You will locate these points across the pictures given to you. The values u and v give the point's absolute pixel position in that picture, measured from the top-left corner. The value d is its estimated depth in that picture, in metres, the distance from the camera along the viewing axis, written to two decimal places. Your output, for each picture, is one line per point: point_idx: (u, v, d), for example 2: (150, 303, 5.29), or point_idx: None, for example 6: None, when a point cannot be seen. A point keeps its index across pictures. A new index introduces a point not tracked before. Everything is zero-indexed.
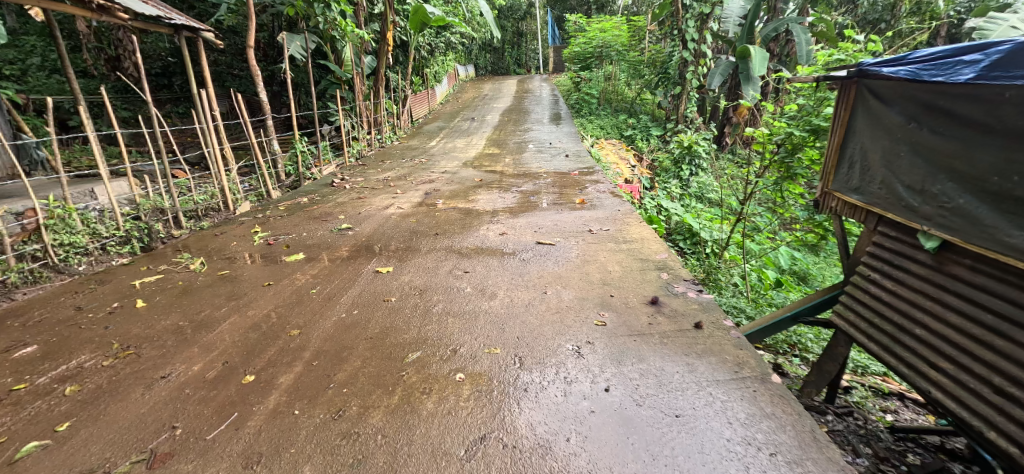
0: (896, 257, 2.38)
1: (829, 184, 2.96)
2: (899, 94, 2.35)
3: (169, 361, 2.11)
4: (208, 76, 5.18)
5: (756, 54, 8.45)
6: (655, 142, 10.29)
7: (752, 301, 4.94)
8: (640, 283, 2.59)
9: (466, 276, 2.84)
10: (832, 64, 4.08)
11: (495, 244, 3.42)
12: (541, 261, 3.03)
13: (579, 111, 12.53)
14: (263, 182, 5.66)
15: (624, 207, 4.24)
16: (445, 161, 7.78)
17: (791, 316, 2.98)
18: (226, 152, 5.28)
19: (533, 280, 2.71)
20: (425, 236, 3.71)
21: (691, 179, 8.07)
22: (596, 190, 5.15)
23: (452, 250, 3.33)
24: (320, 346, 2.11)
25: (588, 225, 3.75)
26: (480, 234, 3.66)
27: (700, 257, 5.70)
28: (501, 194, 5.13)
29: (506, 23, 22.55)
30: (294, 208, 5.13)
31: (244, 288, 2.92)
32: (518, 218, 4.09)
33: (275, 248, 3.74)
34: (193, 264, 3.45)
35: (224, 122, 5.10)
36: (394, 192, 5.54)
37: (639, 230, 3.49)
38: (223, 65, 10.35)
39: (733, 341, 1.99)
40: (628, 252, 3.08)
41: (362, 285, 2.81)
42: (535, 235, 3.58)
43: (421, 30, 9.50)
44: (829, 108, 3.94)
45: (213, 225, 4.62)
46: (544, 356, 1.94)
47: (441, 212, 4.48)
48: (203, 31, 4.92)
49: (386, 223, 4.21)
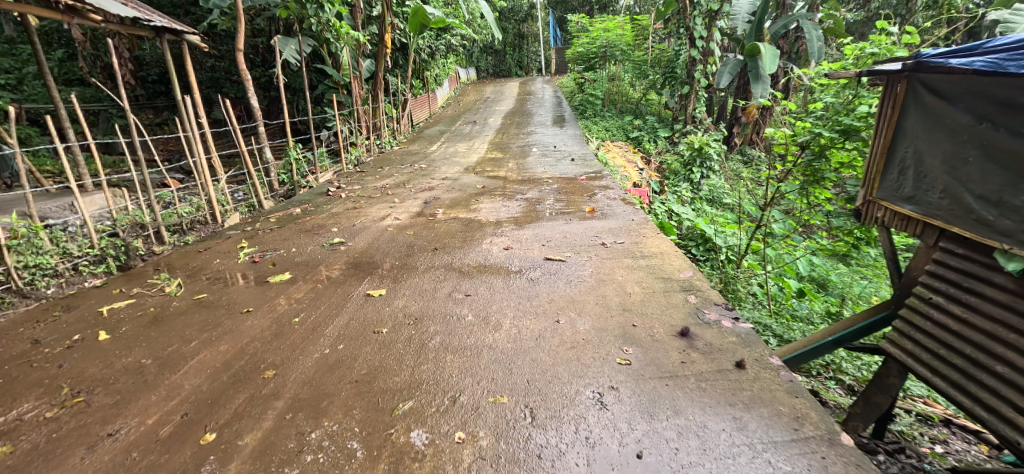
0: (966, 279, 2.08)
1: (875, 193, 2.67)
2: (966, 90, 2.06)
3: (120, 413, 1.84)
4: (193, 81, 4.88)
5: (766, 51, 8.14)
6: (663, 144, 9.95)
7: (774, 314, 4.62)
8: (666, 309, 2.27)
9: (467, 300, 2.53)
10: (864, 59, 3.76)
11: (499, 260, 3.11)
12: (550, 280, 2.72)
13: (584, 113, 12.21)
14: (255, 192, 5.38)
15: (639, 216, 3.93)
16: (446, 166, 7.49)
17: (833, 341, 2.69)
18: (214, 161, 5.01)
19: (543, 304, 2.40)
20: (422, 252, 3.41)
21: (702, 182, 7.75)
22: (606, 196, 4.84)
23: (452, 268, 3.03)
24: (296, 395, 1.82)
25: (600, 237, 3.44)
26: (483, 249, 3.36)
27: (716, 264, 5.37)
28: (505, 202, 4.83)
29: (507, 26, 22.40)
30: (285, 220, 4.83)
31: (221, 315, 2.62)
32: (523, 230, 3.78)
33: (260, 266, 3.44)
34: (168, 286, 3.15)
35: (212, 129, 4.83)
36: (392, 201, 5.24)
37: (659, 243, 3.17)
38: (218, 70, 10.11)
39: (786, 386, 1.69)
40: (648, 269, 2.77)
41: (351, 311, 2.51)
42: (543, 249, 3.26)
43: (420, 32, 9.23)
44: (862, 106, 3.60)
45: (198, 240, 4.34)
46: (559, 408, 1.63)
47: (441, 223, 4.18)
48: (187, 34, 4.63)
49: (382, 237, 3.91)
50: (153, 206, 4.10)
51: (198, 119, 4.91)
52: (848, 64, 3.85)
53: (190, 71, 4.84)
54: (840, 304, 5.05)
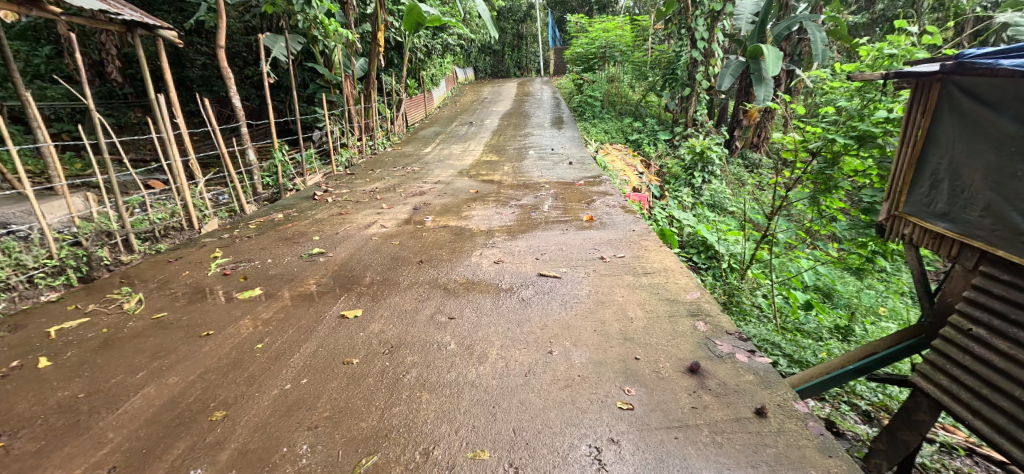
0: (1014, 311, 1.90)
1: (903, 208, 2.46)
2: (1015, 97, 1.88)
3: (40, 465, 1.59)
4: (170, 79, 4.61)
5: (769, 54, 7.93)
6: (663, 147, 9.72)
7: (780, 329, 4.40)
8: (672, 339, 2.02)
9: (451, 324, 2.28)
10: (881, 63, 3.54)
11: (488, 276, 2.86)
12: (544, 300, 2.47)
13: (582, 114, 11.98)
14: (236, 196, 5.13)
15: (640, 227, 3.68)
16: (439, 169, 7.24)
17: (854, 369, 2.45)
18: (192, 164, 4.78)
19: (534, 332, 2.14)
20: (407, 265, 3.15)
21: (703, 187, 7.52)
22: (606, 204, 4.60)
23: (437, 285, 2.78)
24: (244, 445, 1.58)
25: (599, 250, 3.19)
26: (472, 262, 3.11)
27: (718, 273, 5.13)
28: (498, 209, 4.58)
29: (506, 26, 22.17)
30: (265, 226, 4.58)
31: (177, 339, 2.36)
32: (516, 240, 3.54)
33: (230, 280, 3.17)
34: (128, 302, 2.88)
35: (189, 131, 4.60)
36: (380, 206, 5.00)
37: (664, 259, 2.93)
38: (209, 68, 9.87)
39: (816, 441, 1.47)
40: (651, 289, 2.53)
41: (321, 336, 2.25)
42: (536, 263, 3.02)
43: (415, 31, 8.98)
44: (880, 111, 3.36)
45: (171, 248, 4.08)
46: (549, 469, 1.40)
47: (429, 232, 3.93)
48: (162, 28, 4.36)
49: (366, 246, 3.66)
50: (120, 211, 3.84)
51: (174, 120, 4.67)
52: (864, 67, 3.62)
53: (167, 68, 4.60)
54: (850, 318, 4.79)
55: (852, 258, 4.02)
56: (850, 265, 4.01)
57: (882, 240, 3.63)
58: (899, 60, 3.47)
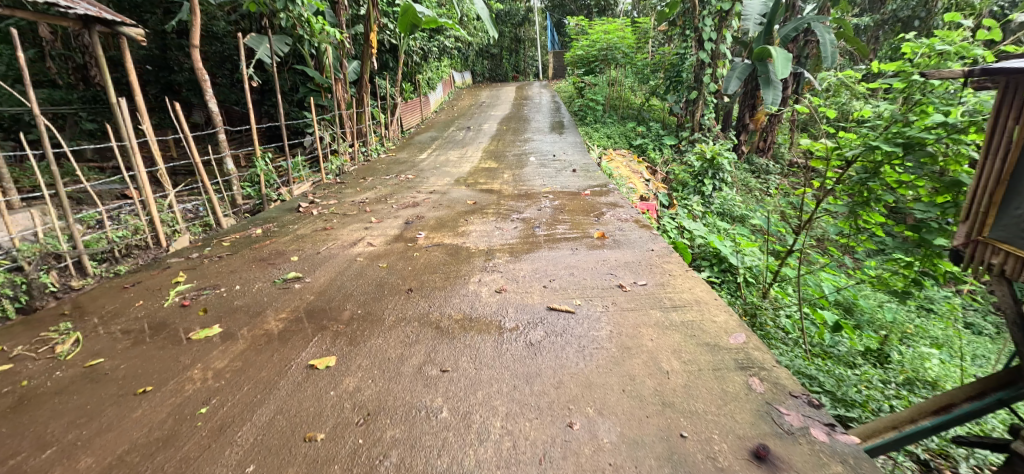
0: None
1: (991, 230, 2.04)
2: None
3: None
4: (135, 81, 4.18)
5: (779, 55, 7.60)
6: (669, 152, 9.30)
7: (807, 355, 3.97)
8: (724, 405, 1.61)
9: (444, 379, 1.85)
10: (930, 60, 3.12)
11: (488, 311, 2.42)
12: (557, 345, 2.04)
13: (583, 119, 11.62)
14: (211, 209, 4.72)
15: (659, 246, 3.25)
16: (435, 177, 6.83)
17: (933, 427, 2.03)
18: (161, 174, 4.36)
19: (548, 392, 1.72)
20: (394, 294, 2.72)
21: (714, 194, 7.11)
22: (617, 217, 4.19)
23: (429, 322, 2.34)
24: None
25: (615, 275, 2.76)
26: (469, 291, 2.68)
27: (734, 288, 4.70)
28: (499, 223, 4.15)
29: (503, 30, 21.82)
30: (240, 243, 4.14)
31: (106, 399, 1.95)
32: (520, 262, 3.11)
33: (186, 313, 2.75)
34: (62, 345, 2.47)
35: (157, 138, 4.17)
36: (369, 220, 4.56)
37: (694, 288, 2.51)
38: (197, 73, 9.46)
39: None
40: (684, 331, 2.10)
41: (280, 397, 1.83)
42: (545, 293, 2.59)
43: (410, 33, 8.58)
44: (934, 115, 2.91)
45: (133, 270, 3.68)
46: None
47: (422, 251, 3.50)
48: (122, 25, 3.92)
49: (349, 269, 3.22)
50: (73, 229, 3.44)
51: (140, 127, 4.24)
52: (910, 65, 3.21)
53: (132, 71, 4.18)
54: (881, 339, 4.40)
55: (895, 278, 3.61)
56: (891, 286, 3.60)
57: (932, 260, 3.23)
58: (953, 58, 3.06)
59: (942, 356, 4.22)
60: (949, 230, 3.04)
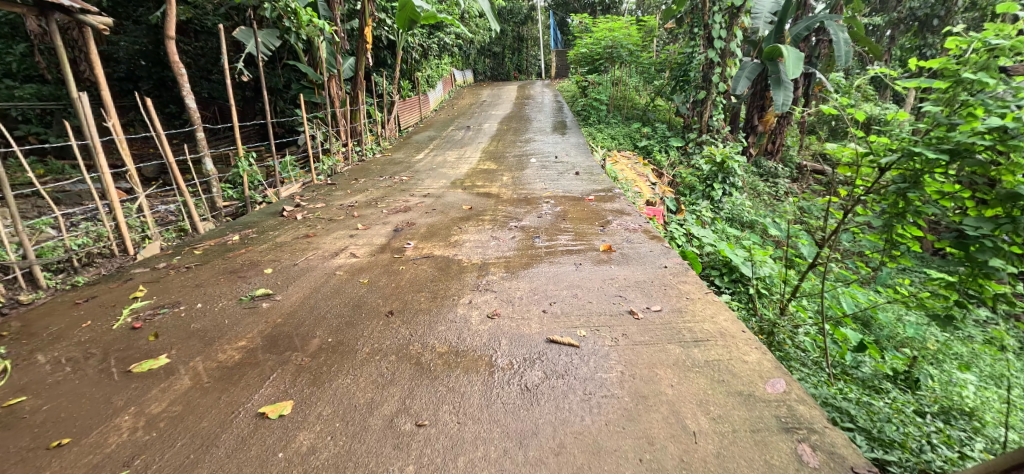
0: None
1: None
2: None
3: None
4: (101, 74, 3.85)
5: (789, 54, 7.26)
6: (675, 155, 8.91)
7: (830, 379, 3.60)
8: None
9: (419, 438, 1.53)
10: (980, 57, 2.78)
11: (478, 342, 2.08)
12: (557, 391, 1.71)
13: (587, 119, 11.30)
14: (186, 213, 4.40)
15: (673, 262, 2.90)
16: (431, 178, 6.48)
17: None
18: (131, 175, 4.03)
19: (547, 462, 1.41)
20: (371, 320, 2.37)
21: (724, 200, 6.75)
22: (624, 225, 3.85)
23: (407, 356, 2.01)
24: None
25: (624, 298, 2.41)
26: (457, 315, 2.33)
27: (747, 301, 4.32)
28: (495, 232, 3.80)
29: (507, 28, 21.57)
30: (214, 251, 3.81)
31: (13, 455, 1.62)
32: (516, 280, 2.77)
33: (136, 337, 2.42)
34: None
35: (124, 136, 3.84)
36: (355, 226, 4.22)
37: (718, 318, 2.16)
38: (194, 68, 9.06)
39: None
40: (709, 374, 1.76)
41: (218, 462, 1.50)
42: (545, 320, 2.24)
43: (408, 28, 8.24)
44: (989, 119, 2.56)
45: (92, 281, 3.36)
46: None
47: (408, 264, 3.15)
48: (81, 12, 3.59)
49: (325, 286, 2.88)
50: (23, 237, 3.12)
51: (107, 124, 3.91)
52: (955, 63, 2.88)
53: (97, 63, 3.85)
54: (909, 361, 4.03)
55: (933, 299, 3.26)
56: (929, 308, 3.25)
57: (978, 281, 2.89)
58: (1005, 55, 2.72)
59: (976, 381, 3.87)
60: (1003, 249, 2.69)
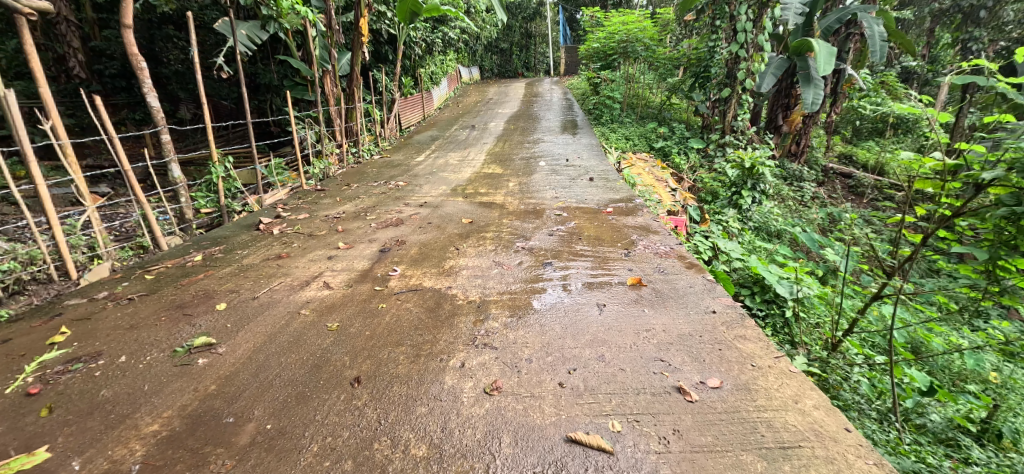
0: None
1: None
2: None
3: None
4: (38, 66, 3.26)
5: (820, 49, 6.56)
6: (694, 157, 8.20)
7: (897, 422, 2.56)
8: None
9: None
10: None
11: (472, 440, 1.51)
12: None
13: (598, 118, 10.64)
14: (147, 227, 3.81)
15: (722, 305, 2.29)
16: (429, 184, 5.87)
17: None
18: (77, 184, 3.46)
19: None
20: (322, 396, 1.76)
21: (753, 210, 5.99)
22: (653, 248, 3.23)
23: (369, 464, 1.46)
24: None
25: (668, 367, 1.79)
26: (444, 390, 1.73)
27: (782, 327, 3.40)
28: (499, 256, 3.21)
29: (513, 23, 20.90)
30: (168, 277, 3.23)
31: None
32: (522, 330, 2.14)
33: (24, 412, 1.84)
34: None
35: (64, 139, 3.26)
36: (337, 245, 3.64)
37: (806, 405, 1.57)
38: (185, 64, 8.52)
39: None
40: None
41: None
42: (564, 406, 1.63)
43: (408, 21, 7.54)
44: None
45: (14, 317, 2.80)
46: None
47: (388, 301, 2.55)
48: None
49: (279, 332, 2.28)
50: None
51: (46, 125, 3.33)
52: None
53: (33, 56, 3.25)
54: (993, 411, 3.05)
55: None
56: None
57: None
58: None
59: None
60: None
